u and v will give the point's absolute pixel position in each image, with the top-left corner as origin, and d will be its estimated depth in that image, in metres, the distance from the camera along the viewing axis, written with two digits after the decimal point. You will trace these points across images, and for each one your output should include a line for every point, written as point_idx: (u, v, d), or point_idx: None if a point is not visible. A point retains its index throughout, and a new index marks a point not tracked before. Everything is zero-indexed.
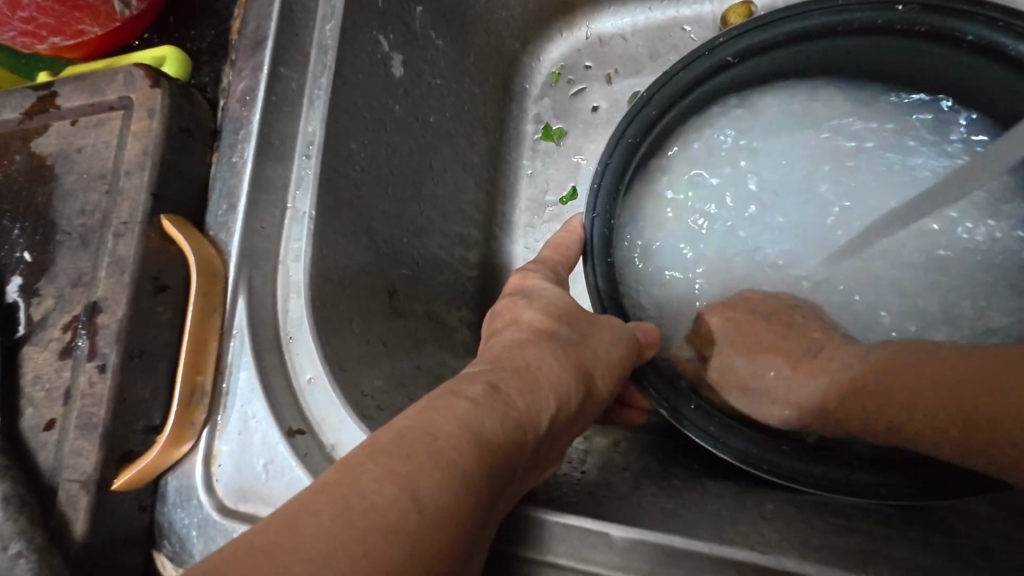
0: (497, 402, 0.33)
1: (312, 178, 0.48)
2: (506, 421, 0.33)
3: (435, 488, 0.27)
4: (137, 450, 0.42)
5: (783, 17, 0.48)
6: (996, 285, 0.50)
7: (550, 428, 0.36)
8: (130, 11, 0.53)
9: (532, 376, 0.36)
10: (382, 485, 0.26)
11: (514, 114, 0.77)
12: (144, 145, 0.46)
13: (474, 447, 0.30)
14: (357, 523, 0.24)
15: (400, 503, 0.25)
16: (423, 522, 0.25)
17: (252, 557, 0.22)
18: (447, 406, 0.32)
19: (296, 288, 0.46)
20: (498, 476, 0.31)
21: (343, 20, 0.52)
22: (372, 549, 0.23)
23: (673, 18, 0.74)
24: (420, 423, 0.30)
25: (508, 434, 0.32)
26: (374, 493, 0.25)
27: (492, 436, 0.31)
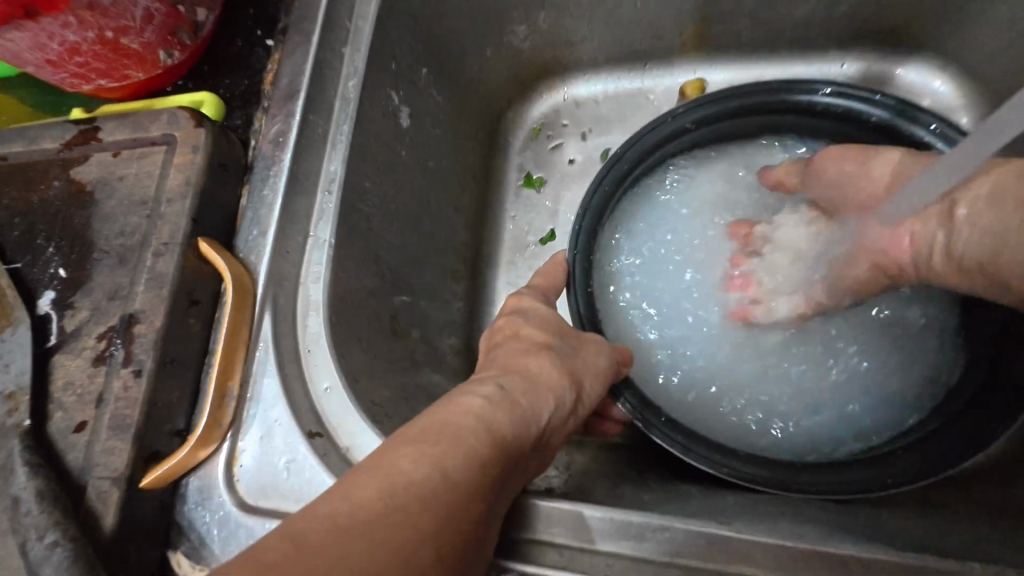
0: (506, 401, 0.41)
1: (332, 211, 0.55)
2: (514, 417, 0.40)
3: (458, 470, 0.35)
4: (163, 450, 0.45)
5: (730, 95, 0.60)
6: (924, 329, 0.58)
7: (549, 423, 0.44)
8: (172, 61, 0.59)
9: (534, 381, 0.44)
10: (416, 467, 0.33)
11: (499, 163, 0.86)
12: (186, 175, 0.50)
13: (488, 436, 0.38)
14: (399, 499, 0.31)
15: (431, 481, 0.33)
16: (448, 497, 0.33)
17: (318, 522, 0.30)
18: (464, 404, 0.39)
19: (315, 306, 0.52)
20: (507, 462, 0.39)
21: (364, 78, 0.59)
22: (411, 518, 0.31)
23: (639, 87, 0.86)
24: (444, 419, 0.38)
25: (516, 427, 0.40)
26: (410, 475, 0.33)
27: (502, 429, 0.39)
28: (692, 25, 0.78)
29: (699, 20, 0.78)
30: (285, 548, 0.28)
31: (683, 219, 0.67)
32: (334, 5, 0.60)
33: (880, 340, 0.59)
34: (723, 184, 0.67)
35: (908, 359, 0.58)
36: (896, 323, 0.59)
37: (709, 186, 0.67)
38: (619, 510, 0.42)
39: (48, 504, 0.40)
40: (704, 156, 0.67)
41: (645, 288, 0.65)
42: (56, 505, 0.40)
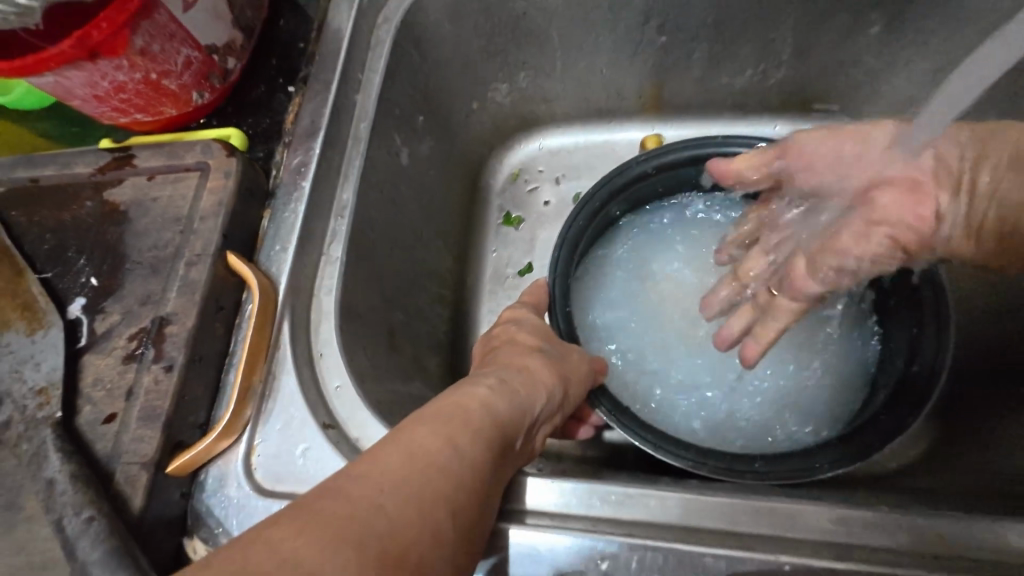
0: (504, 392, 0.49)
1: (344, 232, 0.62)
2: (511, 405, 0.48)
3: (466, 446, 0.42)
4: (186, 441, 0.49)
5: (684, 148, 0.71)
6: (847, 347, 0.69)
7: (541, 414, 0.51)
8: (202, 101, 0.67)
9: (529, 377, 0.52)
10: (432, 439, 0.41)
11: (482, 202, 0.96)
12: (218, 197, 0.57)
13: (488, 423, 0.45)
14: (420, 462, 0.38)
15: (444, 451, 0.40)
16: (458, 464, 0.40)
17: (353, 477, 0.36)
18: (470, 393, 0.47)
19: (327, 315, 0.57)
20: (505, 442, 0.46)
21: (374, 121, 0.69)
22: (430, 478, 0.38)
23: (605, 140, 0.99)
24: (454, 404, 0.45)
25: (512, 413, 0.48)
26: (428, 445, 0.40)
27: (501, 415, 0.47)
28: (650, 89, 0.92)
29: (655, 86, 0.92)
30: (328, 500, 0.34)
31: (645, 253, 0.77)
32: (349, 60, 0.70)
33: (812, 357, 0.69)
34: (679, 224, 0.78)
35: (834, 372, 0.68)
36: (824, 340, 0.69)
37: (667, 226, 0.78)
38: (597, 483, 0.48)
39: (83, 485, 0.44)
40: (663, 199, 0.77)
41: (614, 313, 0.75)
42: (90, 485, 0.44)
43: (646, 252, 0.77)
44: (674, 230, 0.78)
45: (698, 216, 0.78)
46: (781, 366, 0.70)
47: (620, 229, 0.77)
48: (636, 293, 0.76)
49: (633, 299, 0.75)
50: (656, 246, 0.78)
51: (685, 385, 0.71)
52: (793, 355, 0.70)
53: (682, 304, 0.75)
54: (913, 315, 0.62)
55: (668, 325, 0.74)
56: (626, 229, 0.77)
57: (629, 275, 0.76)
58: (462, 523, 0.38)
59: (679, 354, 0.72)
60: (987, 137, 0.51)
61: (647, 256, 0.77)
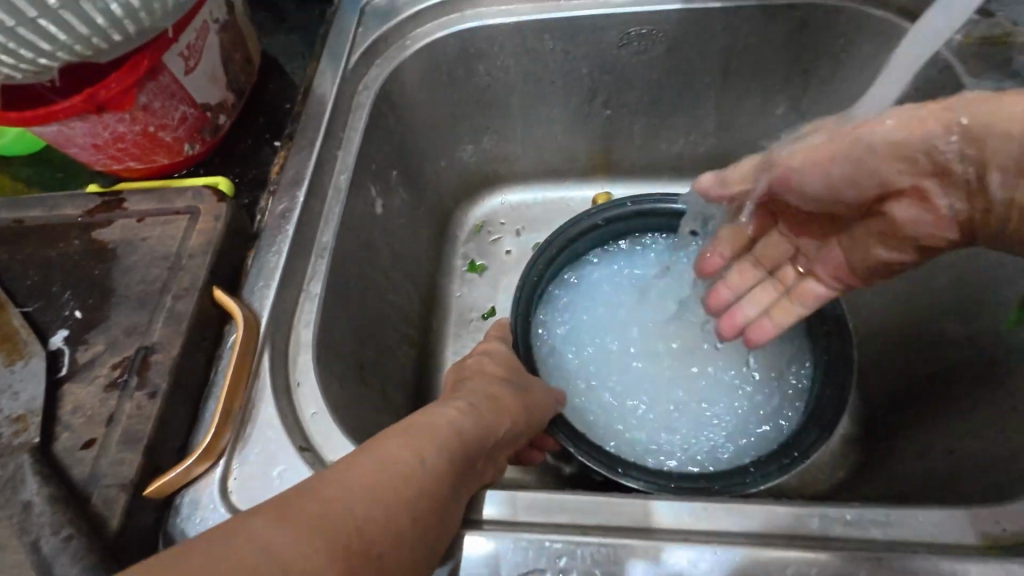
0: (472, 414, 0.53)
1: (322, 272, 0.67)
2: (478, 426, 0.52)
3: (435, 459, 0.45)
4: (164, 465, 0.51)
5: (629, 203, 0.82)
6: (777, 377, 0.77)
7: (504, 437, 0.55)
8: (193, 151, 0.72)
9: (496, 404, 0.56)
10: (403, 450, 0.44)
11: (448, 251, 1.04)
12: (207, 237, 0.62)
13: (454, 439, 0.48)
14: (391, 470, 0.41)
15: (413, 461, 0.43)
16: (425, 474, 0.43)
17: (325, 479, 0.39)
18: (439, 413, 0.51)
19: (305, 347, 0.61)
20: (470, 460, 0.49)
21: (353, 174, 0.76)
22: (399, 485, 0.41)
23: (560, 197, 1.10)
24: (424, 422, 0.49)
25: (479, 433, 0.51)
26: (399, 454, 0.43)
27: (469, 433, 0.50)
28: (599, 154, 1.05)
29: (603, 151, 1.05)
30: (300, 500, 0.36)
31: (599, 295, 0.85)
32: (332, 120, 0.78)
33: (746, 387, 0.78)
34: (630, 269, 0.86)
35: (765, 399, 0.76)
36: (756, 373, 0.78)
37: (619, 270, 0.86)
38: (545, 494, 0.53)
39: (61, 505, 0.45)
40: (615, 247, 0.87)
41: (570, 349, 0.82)
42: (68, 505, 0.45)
43: (600, 295, 0.85)
44: (626, 274, 0.86)
45: (648, 262, 0.87)
46: (721, 396, 0.78)
47: (575, 274, 0.85)
48: (590, 331, 0.83)
49: (588, 337, 0.83)
50: (610, 289, 0.86)
51: (634, 414, 0.77)
52: (729, 386, 0.78)
53: (630, 341, 0.83)
54: (830, 347, 0.72)
55: (621, 360, 0.81)
56: (580, 273, 0.86)
57: (584, 315, 0.84)
58: (420, 530, 0.41)
59: (628, 387, 0.79)
60: (983, 134, 0.45)
61: (602, 298, 0.85)
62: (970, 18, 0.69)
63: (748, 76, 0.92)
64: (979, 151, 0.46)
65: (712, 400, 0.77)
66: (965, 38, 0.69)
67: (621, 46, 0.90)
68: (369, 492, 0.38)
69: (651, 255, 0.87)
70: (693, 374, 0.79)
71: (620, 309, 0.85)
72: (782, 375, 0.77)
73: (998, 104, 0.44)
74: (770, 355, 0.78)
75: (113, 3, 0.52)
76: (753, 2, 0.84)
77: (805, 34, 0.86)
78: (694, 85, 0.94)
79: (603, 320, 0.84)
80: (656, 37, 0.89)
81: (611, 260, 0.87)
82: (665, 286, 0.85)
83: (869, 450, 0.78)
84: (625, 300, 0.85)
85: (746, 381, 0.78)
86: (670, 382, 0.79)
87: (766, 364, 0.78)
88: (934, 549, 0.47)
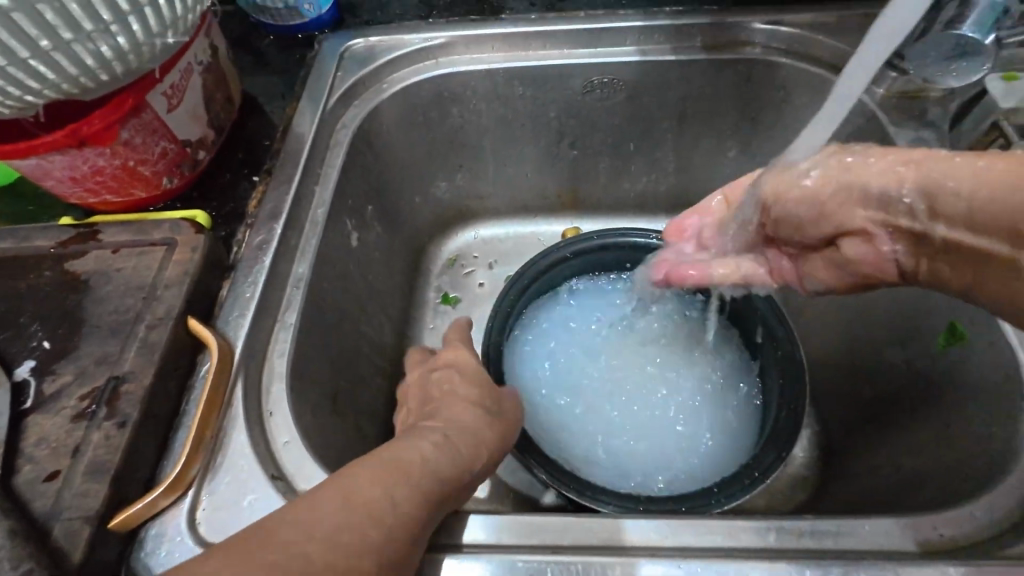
0: (447, 447, 0.53)
1: (298, 303, 0.68)
2: (452, 460, 0.52)
3: (405, 498, 0.45)
4: (129, 497, 0.51)
5: (595, 237, 0.87)
6: (737, 402, 0.82)
7: (478, 470, 0.56)
8: (171, 185, 0.74)
9: (472, 434, 0.57)
10: (373, 488, 0.44)
11: (422, 284, 1.06)
12: (184, 268, 0.63)
13: (426, 475, 0.49)
14: (358, 510, 0.41)
15: (382, 501, 0.43)
16: (393, 515, 0.43)
17: (289, 518, 0.39)
18: (413, 447, 0.51)
19: (279, 377, 0.62)
20: (442, 496, 0.50)
21: (329, 209, 0.79)
22: (366, 528, 0.41)
23: (531, 232, 1.14)
24: (397, 456, 0.49)
25: (452, 469, 0.52)
26: (368, 493, 0.43)
27: (442, 469, 0.51)
28: (567, 191, 1.11)
29: (571, 189, 1.11)
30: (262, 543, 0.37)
31: (568, 325, 0.89)
32: (310, 157, 0.81)
33: (709, 411, 0.81)
34: (597, 299, 0.91)
35: (727, 423, 0.80)
36: (718, 397, 0.82)
37: (588, 302, 0.90)
38: (513, 518, 0.54)
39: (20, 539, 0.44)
40: (582, 280, 0.91)
41: (541, 377, 0.85)
42: None
43: (569, 325, 0.89)
44: (594, 305, 0.90)
45: (614, 294, 0.91)
46: (686, 421, 0.80)
47: (545, 306, 0.89)
48: (560, 360, 0.86)
49: (558, 366, 0.86)
50: (578, 319, 0.89)
51: (602, 441, 0.80)
52: (694, 410, 0.81)
53: (599, 369, 0.85)
54: (783, 371, 0.76)
55: (590, 387, 0.84)
56: (550, 305, 0.89)
57: (554, 345, 0.87)
58: (392, 562, 0.42)
59: (597, 414, 0.82)
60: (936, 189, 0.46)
61: (571, 327, 0.89)
62: (889, 75, 0.78)
63: (701, 123, 1.00)
64: (930, 206, 0.47)
65: (677, 425, 0.80)
66: (886, 92, 0.78)
67: (585, 92, 0.97)
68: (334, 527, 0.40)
69: (616, 286, 0.91)
70: (660, 401, 0.82)
71: (588, 338, 0.88)
72: (742, 400, 0.82)
73: (952, 163, 0.46)
74: (729, 382, 0.83)
75: (104, 46, 0.54)
76: (703, 56, 0.92)
77: (749, 87, 0.95)
78: (654, 130, 1.02)
79: (575, 350, 0.87)
80: (616, 85, 0.97)
81: (580, 291, 0.90)
82: (630, 316, 0.89)
83: (829, 471, 0.81)
84: (592, 329, 0.89)
85: (709, 406, 0.81)
86: (638, 409, 0.82)
87: (726, 390, 0.82)
88: (881, 558, 0.50)
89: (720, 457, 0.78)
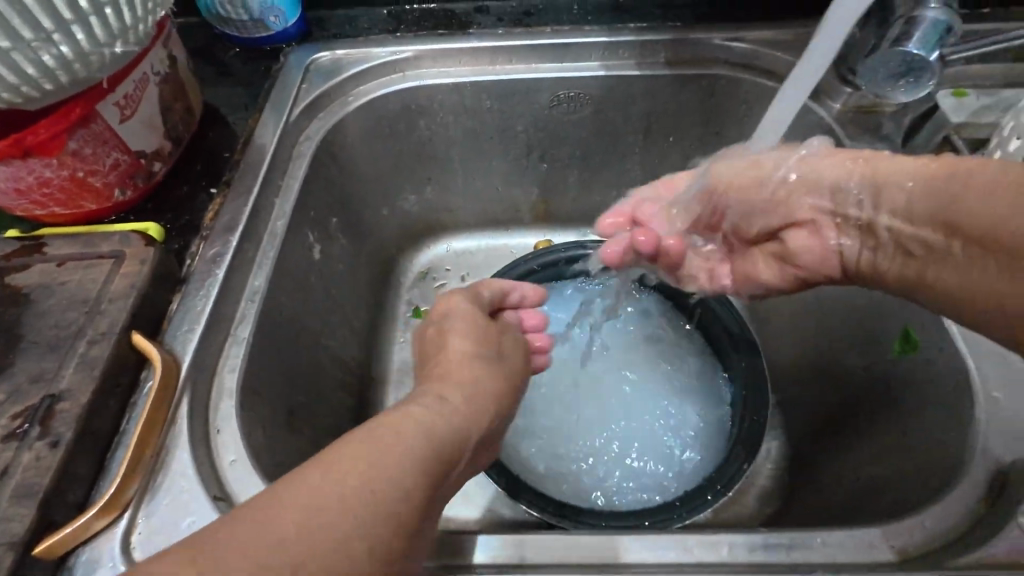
0: (436, 418, 0.47)
1: (251, 317, 0.67)
2: (443, 431, 0.47)
3: (392, 479, 0.40)
4: (58, 521, 0.49)
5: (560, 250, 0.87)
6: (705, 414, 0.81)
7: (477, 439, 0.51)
8: (123, 197, 0.72)
9: (463, 402, 0.51)
10: (351, 473, 0.39)
11: (392, 297, 1.05)
12: (131, 281, 0.61)
13: (417, 450, 0.43)
14: (334, 498, 0.37)
15: (362, 486, 0.38)
16: (380, 497, 0.39)
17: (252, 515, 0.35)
18: (400, 419, 0.46)
19: (228, 392, 0.60)
20: (441, 469, 0.45)
21: (289, 222, 0.78)
22: (344, 517, 0.36)
23: (504, 244, 1.14)
24: (382, 432, 0.43)
25: (445, 441, 0.46)
26: (343, 480, 0.38)
27: (434, 442, 0.45)
28: (539, 204, 1.11)
29: (543, 202, 1.11)
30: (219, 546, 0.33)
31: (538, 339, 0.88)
32: (271, 169, 0.80)
33: (676, 425, 0.81)
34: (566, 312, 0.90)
35: (693, 437, 0.80)
36: (685, 412, 0.82)
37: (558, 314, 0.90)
38: (455, 535, 0.53)
39: None
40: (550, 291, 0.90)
41: None
42: None
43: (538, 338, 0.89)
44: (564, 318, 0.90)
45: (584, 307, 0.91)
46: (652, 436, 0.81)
47: None
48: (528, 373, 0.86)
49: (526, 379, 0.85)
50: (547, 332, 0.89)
51: (568, 456, 0.80)
52: (660, 426, 0.82)
53: (567, 384, 0.86)
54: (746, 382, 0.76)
55: (558, 402, 0.84)
56: None
57: None
58: (384, 536, 0.38)
59: (565, 429, 0.82)
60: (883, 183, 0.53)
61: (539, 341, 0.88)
62: (843, 91, 0.80)
63: (667, 137, 1.01)
64: (877, 199, 0.53)
65: (644, 440, 0.81)
66: (842, 108, 0.79)
67: (552, 106, 0.98)
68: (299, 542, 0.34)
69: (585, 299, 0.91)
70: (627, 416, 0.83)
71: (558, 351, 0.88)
72: (710, 412, 0.81)
73: (889, 164, 0.53)
74: (697, 395, 0.83)
75: (46, 55, 0.53)
76: (666, 71, 0.94)
77: (713, 102, 0.97)
78: (621, 143, 1.03)
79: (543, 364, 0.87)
80: (582, 99, 0.98)
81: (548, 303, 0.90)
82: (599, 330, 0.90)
83: (795, 482, 0.81)
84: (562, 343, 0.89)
85: (675, 420, 0.82)
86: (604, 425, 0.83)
87: (693, 403, 0.82)
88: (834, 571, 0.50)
89: (684, 472, 0.78)
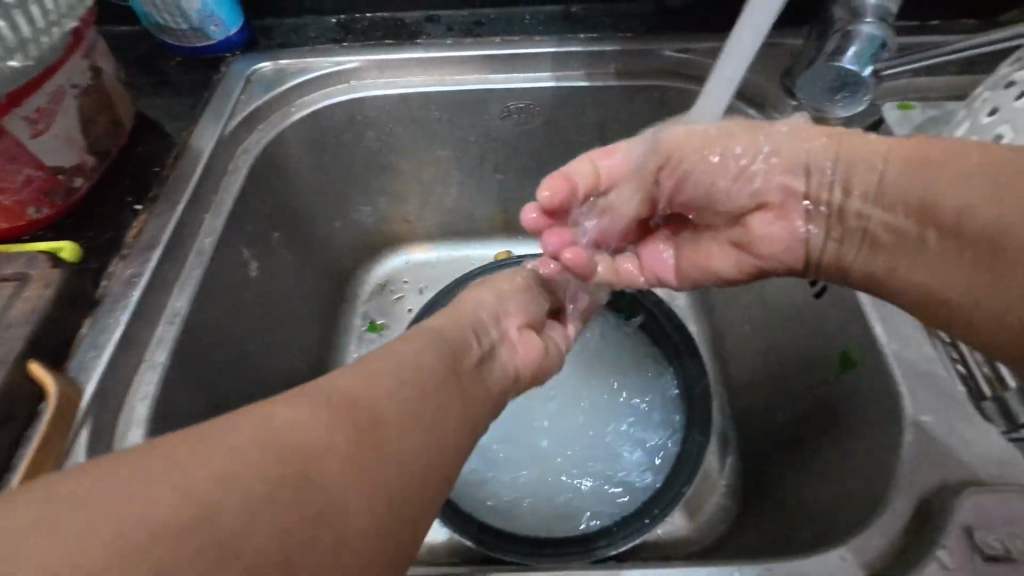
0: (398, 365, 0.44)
1: (169, 341, 0.65)
2: (405, 374, 0.43)
3: (341, 412, 0.37)
4: None
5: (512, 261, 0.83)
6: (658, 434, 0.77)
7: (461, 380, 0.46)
8: (37, 215, 0.70)
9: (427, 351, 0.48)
10: (295, 411, 0.36)
11: (344, 310, 1.03)
12: (33, 305, 0.58)
13: (372, 391, 0.40)
14: (273, 430, 0.34)
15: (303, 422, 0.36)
16: (325, 434, 0.36)
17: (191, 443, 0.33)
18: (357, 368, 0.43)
19: (137, 422, 0.59)
20: (412, 406, 0.41)
21: (219, 239, 0.75)
22: (284, 447, 0.33)
23: (463, 255, 1.12)
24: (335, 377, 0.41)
25: (408, 381, 0.42)
26: (286, 417, 0.36)
27: (398, 384, 0.42)
28: (498, 214, 1.09)
29: (501, 212, 1.09)
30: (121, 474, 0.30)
31: None
32: (202, 184, 0.77)
33: (628, 445, 0.78)
34: None
35: (645, 457, 0.77)
36: (640, 431, 0.78)
37: None
38: None
39: None
40: None
41: None
42: None
43: None
44: None
45: None
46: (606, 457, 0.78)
47: None
48: None
49: None
50: None
51: (518, 478, 0.78)
52: (614, 447, 0.78)
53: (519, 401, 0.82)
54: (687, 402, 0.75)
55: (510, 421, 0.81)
56: None
57: None
58: (336, 465, 0.34)
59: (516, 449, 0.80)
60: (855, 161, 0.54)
61: None
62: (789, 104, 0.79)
63: None
64: (849, 181, 0.54)
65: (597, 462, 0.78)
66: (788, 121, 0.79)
67: (503, 118, 0.96)
68: (216, 479, 0.30)
69: None
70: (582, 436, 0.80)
71: None
72: (663, 432, 0.77)
73: (856, 144, 0.55)
74: (651, 413, 0.79)
75: None
76: (615, 83, 0.93)
77: (665, 112, 0.95)
78: (575, 154, 1.02)
79: None
80: (533, 111, 0.96)
81: None
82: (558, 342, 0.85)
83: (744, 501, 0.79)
84: None
85: (628, 440, 0.78)
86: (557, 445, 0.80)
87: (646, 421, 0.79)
88: None
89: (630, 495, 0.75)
